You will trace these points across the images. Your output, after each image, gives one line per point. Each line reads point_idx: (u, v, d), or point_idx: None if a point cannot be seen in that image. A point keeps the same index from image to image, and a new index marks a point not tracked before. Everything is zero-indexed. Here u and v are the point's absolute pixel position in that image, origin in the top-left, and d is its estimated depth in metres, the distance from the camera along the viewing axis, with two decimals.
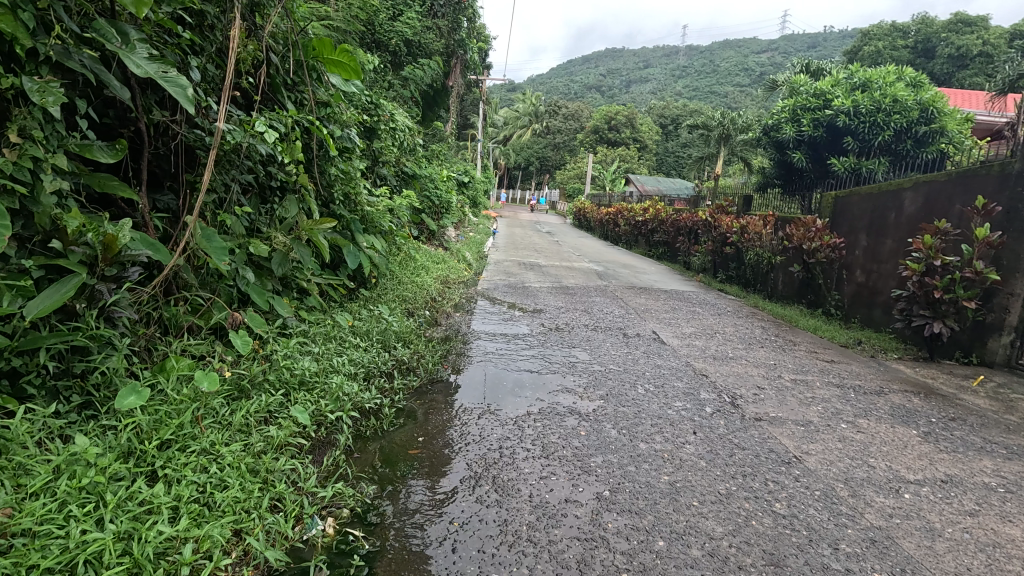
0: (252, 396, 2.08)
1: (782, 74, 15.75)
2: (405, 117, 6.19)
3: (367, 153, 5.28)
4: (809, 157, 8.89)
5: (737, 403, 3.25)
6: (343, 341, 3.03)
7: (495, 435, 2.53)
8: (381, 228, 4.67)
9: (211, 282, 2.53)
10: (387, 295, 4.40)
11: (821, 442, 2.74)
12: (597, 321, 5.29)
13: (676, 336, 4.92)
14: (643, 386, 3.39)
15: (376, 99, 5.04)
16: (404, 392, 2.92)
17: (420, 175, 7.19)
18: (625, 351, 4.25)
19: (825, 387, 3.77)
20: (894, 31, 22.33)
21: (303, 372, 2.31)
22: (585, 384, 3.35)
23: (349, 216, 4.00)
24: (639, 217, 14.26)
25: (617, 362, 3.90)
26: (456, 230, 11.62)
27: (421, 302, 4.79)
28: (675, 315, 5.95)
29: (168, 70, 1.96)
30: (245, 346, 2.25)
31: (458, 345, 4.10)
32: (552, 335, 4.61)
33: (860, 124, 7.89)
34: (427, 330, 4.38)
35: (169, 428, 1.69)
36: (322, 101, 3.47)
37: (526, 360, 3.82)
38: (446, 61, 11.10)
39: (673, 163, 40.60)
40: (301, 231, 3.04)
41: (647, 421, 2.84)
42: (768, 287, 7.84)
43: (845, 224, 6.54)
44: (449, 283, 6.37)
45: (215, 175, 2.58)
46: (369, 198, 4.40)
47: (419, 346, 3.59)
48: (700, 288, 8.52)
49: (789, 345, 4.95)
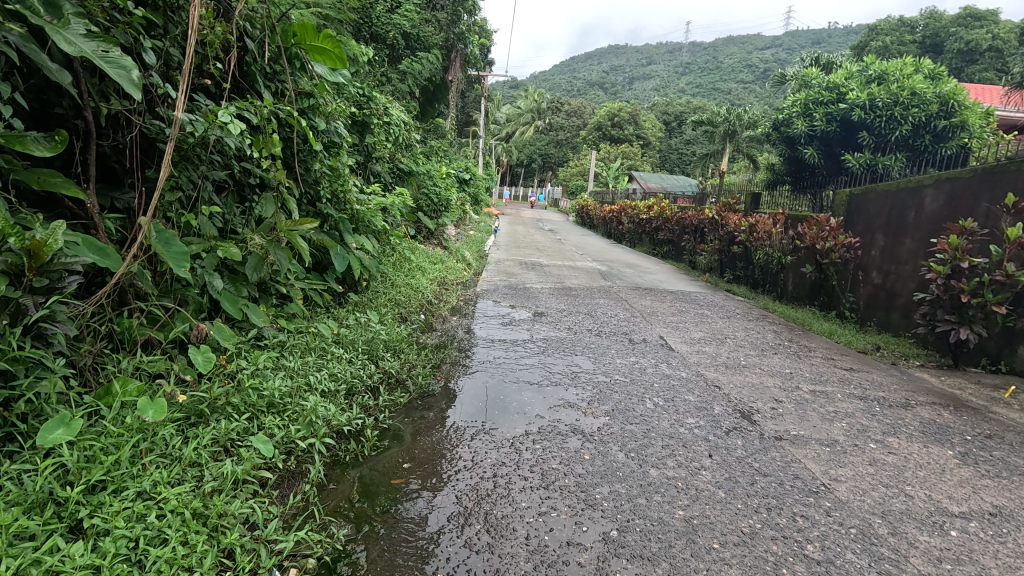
0: (212, 422, 1.83)
1: (789, 69, 15.44)
2: (401, 111, 5.94)
3: (359, 148, 5.02)
4: (821, 153, 8.60)
5: (754, 419, 2.99)
6: (325, 353, 2.78)
7: (488, 460, 2.28)
8: (373, 227, 4.42)
9: (176, 290, 2.29)
10: (378, 299, 4.16)
11: (850, 467, 2.48)
12: (601, 326, 5.03)
13: (684, 342, 4.66)
14: (651, 400, 3.13)
15: (368, 92, 4.78)
16: (390, 409, 2.67)
17: (416, 173, 6.95)
18: (631, 358, 3.99)
19: (846, 399, 3.50)
20: (902, 26, 21.97)
21: (272, 392, 2.06)
22: (588, 398, 3.09)
23: (336, 215, 3.75)
24: (644, 215, 13.98)
25: (622, 371, 3.64)
26: (456, 228, 11.37)
27: (415, 305, 4.55)
28: (682, 318, 5.69)
29: (110, 49, 1.72)
30: (206, 363, 2.01)
31: (453, 353, 3.85)
32: (553, 341, 4.35)
33: (876, 119, 7.60)
34: (420, 336, 4.13)
35: (100, 467, 1.44)
36: (304, 92, 3.21)
37: (525, 369, 3.57)
38: (445, 55, 10.82)
39: (677, 160, 40.28)
40: (281, 234, 2.78)
41: (657, 441, 2.58)
42: (777, 289, 7.57)
43: (860, 223, 6.27)
44: (446, 285, 6.12)
45: (180, 171, 2.35)
46: (359, 196, 4.15)
47: (410, 356, 3.34)
48: (706, 288, 8.25)
49: (803, 351, 4.68)
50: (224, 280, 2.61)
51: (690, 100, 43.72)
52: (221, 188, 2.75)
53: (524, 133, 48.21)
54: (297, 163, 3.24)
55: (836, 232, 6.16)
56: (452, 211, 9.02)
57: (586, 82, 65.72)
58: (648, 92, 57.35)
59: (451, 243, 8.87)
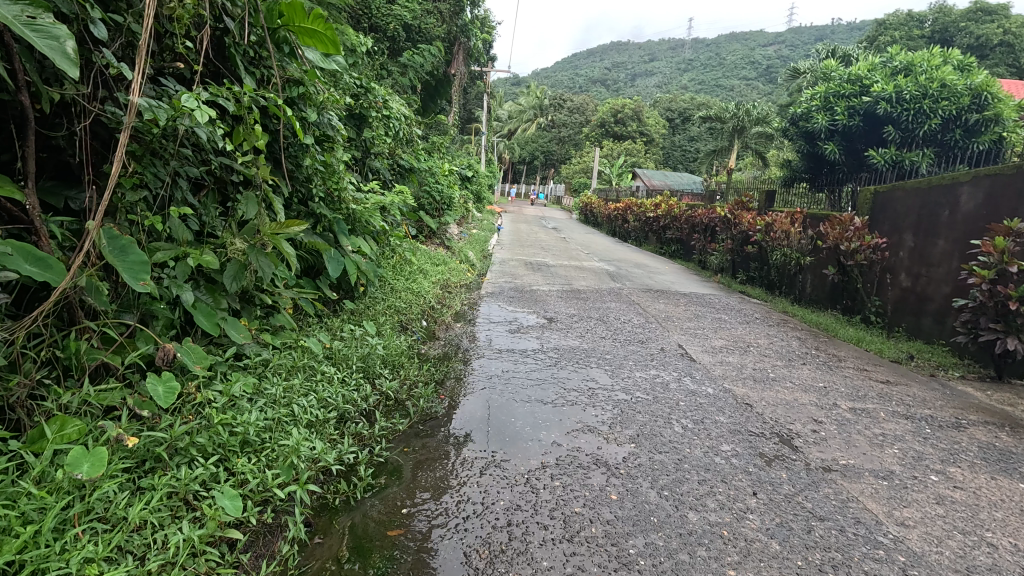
0: (170, 470, 1.52)
1: (800, 64, 15.06)
2: (403, 105, 5.63)
3: (356, 144, 4.70)
4: (841, 149, 8.26)
5: (795, 445, 2.67)
6: (314, 374, 2.46)
7: (501, 502, 1.96)
8: (370, 228, 4.11)
9: (139, 305, 1.98)
10: (376, 307, 3.84)
11: (916, 507, 2.16)
12: (615, 333, 4.72)
13: (706, 351, 4.33)
14: (680, 423, 2.82)
15: (367, 83, 4.47)
16: (387, 437, 2.35)
17: (418, 170, 6.64)
18: (651, 371, 3.68)
19: (891, 419, 3.17)
20: (911, 20, 21.49)
21: (246, 428, 1.73)
22: (609, 420, 2.78)
23: (329, 215, 3.44)
24: (651, 213, 13.64)
25: (643, 388, 3.32)
26: (459, 227, 11.06)
27: (416, 312, 4.22)
28: (700, 324, 5.37)
29: (41, 16, 1.41)
30: (167, 396, 1.67)
31: (458, 365, 3.53)
32: (566, 351, 4.03)
33: (903, 112, 7.25)
34: (422, 347, 3.81)
35: (11, 545, 1.13)
36: (293, 79, 2.90)
37: (537, 385, 3.25)
38: (447, 49, 10.46)
39: (681, 158, 39.80)
40: (264, 238, 2.45)
41: (693, 476, 2.26)
42: (795, 291, 7.23)
43: (886, 222, 5.93)
44: (449, 288, 5.80)
45: (143, 166, 2.04)
46: (355, 194, 3.83)
47: (410, 372, 3.02)
48: (719, 290, 7.92)
49: (834, 361, 4.36)
50: (200, 291, 2.30)
51: (693, 97, 43.23)
52: (199, 185, 2.44)
53: (526, 130, 47.80)
54: (285, 158, 2.92)
55: (862, 231, 5.80)
56: (455, 210, 8.70)
57: (589, 78, 65.23)
58: (651, 89, 56.82)
59: (454, 242, 8.55)
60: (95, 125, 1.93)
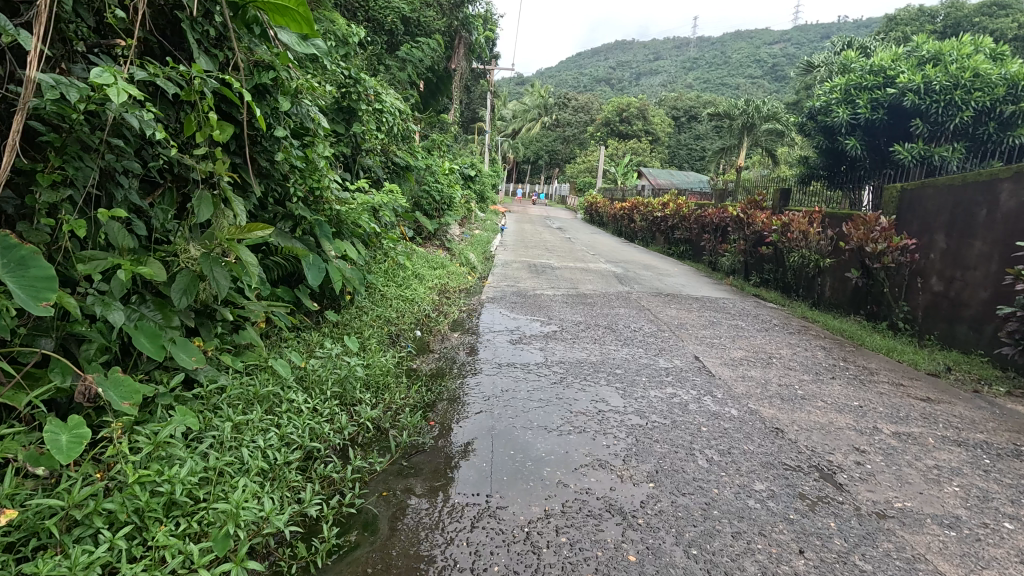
0: (63, 549, 1.19)
1: (816, 58, 14.57)
2: (398, 99, 5.28)
3: (345, 139, 4.36)
4: (864, 144, 7.87)
5: (839, 483, 2.30)
6: (279, 403, 2.12)
7: (495, 568, 1.61)
8: (358, 230, 3.76)
9: (59, 328, 1.65)
10: (363, 318, 3.50)
11: (996, 568, 1.80)
12: (625, 343, 4.35)
13: (724, 364, 3.97)
14: (704, 455, 2.46)
15: (356, 74, 4.12)
16: (363, 479, 2.01)
17: (414, 169, 6.30)
18: (667, 389, 3.31)
19: (942, 446, 2.79)
20: (923, 15, 20.95)
21: (173, 487, 1.38)
22: (622, 452, 2.42)
23: (308, 216, 3.12)
24: (659, 213, 13.23)
25: (659, 410, 2.96)
26: (460, 227, 10.70)
27: (407, 322, 3.88)
28: (716, 332, 5.00)
29: None
30: (71, 448, 1.33)
31: (452, 383, 3.17)
32: (571, 365, 3.68)
33: (932, 104, 6.86)
34: (414, 361, 3.46)
35: None
36: (262, 63, 2.54)
37: (541, 407, 2.89)
38: (448, 42, 10.10)
39: (687, 156, 39.20)
40: (221, 243, 2.12)
41: (726, 527, 1.91)
42: (813, 295, 6.85)
43: (915, 221, 5.54)
44: (446, 293, 5.46)
45: (64, 161, 1.70)
46: (341, 193, 3.49)
47: (396, 395, 2.67)
48: (733, 294, 7.54)
49: (865, 375, 3.99)
50: (145, 308, 1.97)
51: (699, 95, 42.67)
52: (149, 184, 2.11)
53: (530, 129, 47.40)
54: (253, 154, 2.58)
55: (889, 232, 5.42)
56: (456, 210, 8.35)
57: (593, 77, 64.77)
58: (656, 87, 56.30)
59: (455, 244, 8.21)
60: (5, 111, 1.60)
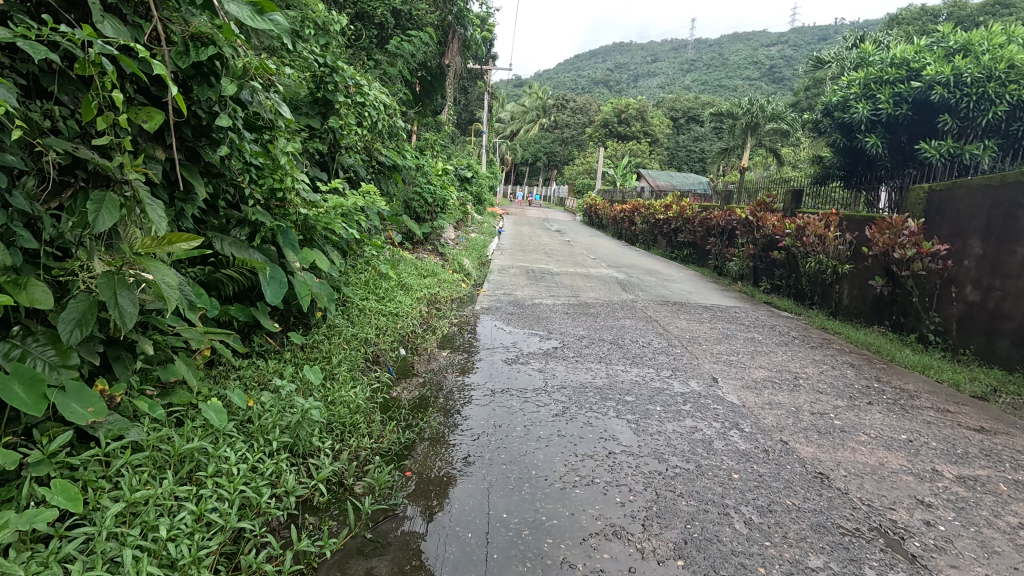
0: None
1: (824, 54, 14.07)
2: (384, 93, 4.85)
3: (322, 134, 3.93)
4: (885, 142, 7.47)
5: (913, 554, 1.85)
6: (205, 463, 1.66)
7: None
8: (333, 237, 3.31)
9: None
10: (334, 340, 3.04)
11: None
12: (634, 362, 3.90)
13: (746, 388, 3.52)
14: (741, 515, 2.00)
15: (332, 62, 3.70)
16: (311, 566, 1.55)
17: (402, 170, 5.86)
18: (686, 422, 2.86)
19: (1019, 496, 2.35)
20: (925, 14, 20.50)
21: None
22: (641, 514, 1.96)
23: (267, 222, 2.68)
24: (661, 215, 12.76)
25: (679, 451, 2.51)
26: (455, 231, 10.26)
27: (388, 342, 3.42)
28: (732, 347, 4.55)
29: None
30: None
31: (436, 417, 2.71)
32: (574, 391, 3.22)
33: (961, 98, 6.44)
34: (394, 389, 3.00)
35: None
36: (201, 37, 2.09)
37: (540, 449, 2.43)
38: (441, 36, 9.60)
39: (686, 157, 38.67)
40: (131, 259, 1.66)
41: None
42: (830, 304, 6.42)
43: (944, 223, 5.10)
44: (436, 304, 5.01)
45: None
46: (309, 195, 3.05)
47: (365, 440, 2.21)
48: (744, 302, 7.08)
49: (905, 400, 3.53)
50: (29, 345, 1.51)
51: (699, 96, 42.33)
52: (52, 186, 1.66)
53: (528, 131, 47.01)
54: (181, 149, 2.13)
55: (918, 237, 4.98)
56: (450, 213, 7.91)
57: (592, 79, 64.58)
58: (656, 89, 56.08)
59: (450, 249, 7.77)
60: None
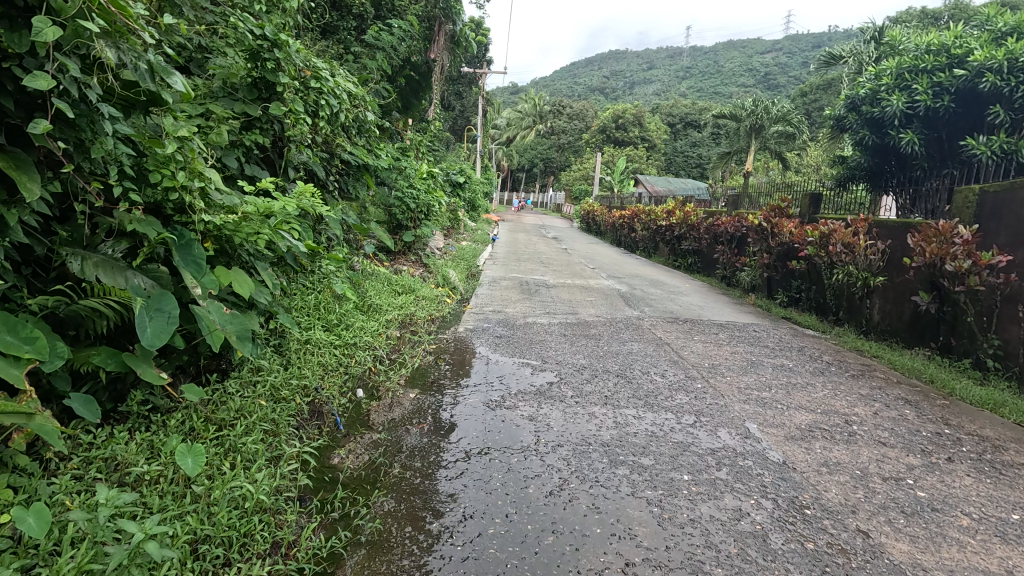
0: None
1: (833, 49, 13.39)
2: (349, 80, 4.11)
3: (263, 125, 3.19)
4: (921, 139, 6.82)
5: None
6: None
7: None
8: (261, 252, 2.57)
9: None
10: (250, 393, 2.28)
11: None
12: (647, 403, 3.14)
13: (792, 441, 2.76)
14: None
15: (271, 35, 2.96)
16: None
17: (377, 171, 5.13)
18: (724, 502, 2.11)
19: None
20: (929, 15, 19.90)
21: None
22: None
23: (151, 234, 1.94)
24: (663, 221, 12.05)
25: (725, 560, 1.75)
26: (444, 240, 9.51)
27: (331, 386, 2.65)
28: (761, 379, 3.81)
29: None
30: None
31: (384, 502, 1.95)
32: (574, 450, 2.47)
33: (1017, 85, 5.84)
34: (330, 456, 2.24)
35: None
36: None
37: (527, 562, 1.67)
38: (428, 31, 8.85)
39: (683, 163, 38.05)
40: None
41: None
42: (860, 320, 5.68)
43: (1002, 228, 4.39)
44: (410, 327, 4.26)
45: None
46: (218, 199, 2.30)
47: (258, 566, 1.47)
48: (761, 318, 6.34)
49: (992, 455, 2.79)
50: None
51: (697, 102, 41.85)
52: None
53: (524, 137, 46.54)
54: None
55: (972, 246, 4.27)
56: (437, 221, 7.16)
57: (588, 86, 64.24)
58: (651, 95, 55.67)
59: (435, 260, 7.01)
60: None
